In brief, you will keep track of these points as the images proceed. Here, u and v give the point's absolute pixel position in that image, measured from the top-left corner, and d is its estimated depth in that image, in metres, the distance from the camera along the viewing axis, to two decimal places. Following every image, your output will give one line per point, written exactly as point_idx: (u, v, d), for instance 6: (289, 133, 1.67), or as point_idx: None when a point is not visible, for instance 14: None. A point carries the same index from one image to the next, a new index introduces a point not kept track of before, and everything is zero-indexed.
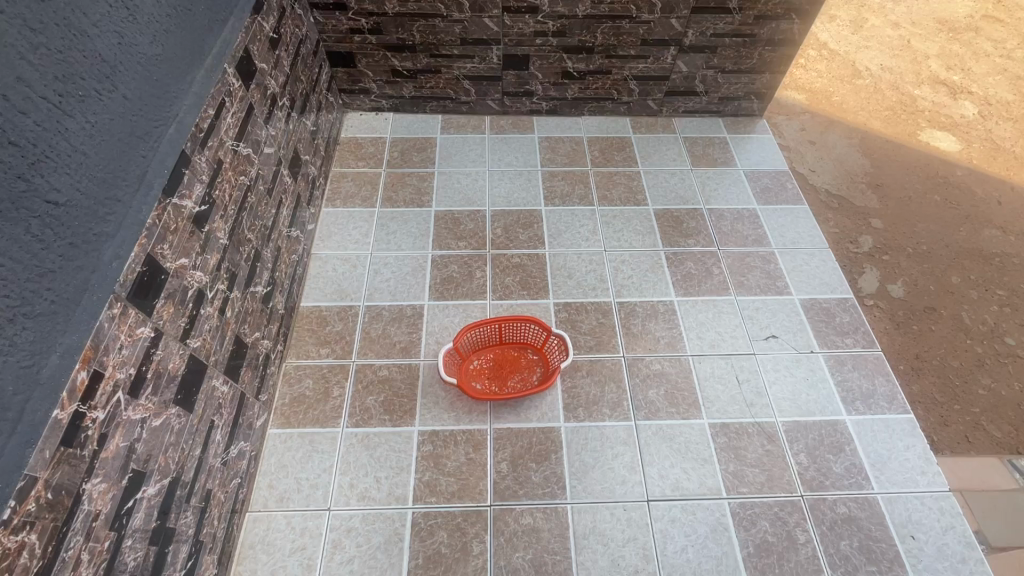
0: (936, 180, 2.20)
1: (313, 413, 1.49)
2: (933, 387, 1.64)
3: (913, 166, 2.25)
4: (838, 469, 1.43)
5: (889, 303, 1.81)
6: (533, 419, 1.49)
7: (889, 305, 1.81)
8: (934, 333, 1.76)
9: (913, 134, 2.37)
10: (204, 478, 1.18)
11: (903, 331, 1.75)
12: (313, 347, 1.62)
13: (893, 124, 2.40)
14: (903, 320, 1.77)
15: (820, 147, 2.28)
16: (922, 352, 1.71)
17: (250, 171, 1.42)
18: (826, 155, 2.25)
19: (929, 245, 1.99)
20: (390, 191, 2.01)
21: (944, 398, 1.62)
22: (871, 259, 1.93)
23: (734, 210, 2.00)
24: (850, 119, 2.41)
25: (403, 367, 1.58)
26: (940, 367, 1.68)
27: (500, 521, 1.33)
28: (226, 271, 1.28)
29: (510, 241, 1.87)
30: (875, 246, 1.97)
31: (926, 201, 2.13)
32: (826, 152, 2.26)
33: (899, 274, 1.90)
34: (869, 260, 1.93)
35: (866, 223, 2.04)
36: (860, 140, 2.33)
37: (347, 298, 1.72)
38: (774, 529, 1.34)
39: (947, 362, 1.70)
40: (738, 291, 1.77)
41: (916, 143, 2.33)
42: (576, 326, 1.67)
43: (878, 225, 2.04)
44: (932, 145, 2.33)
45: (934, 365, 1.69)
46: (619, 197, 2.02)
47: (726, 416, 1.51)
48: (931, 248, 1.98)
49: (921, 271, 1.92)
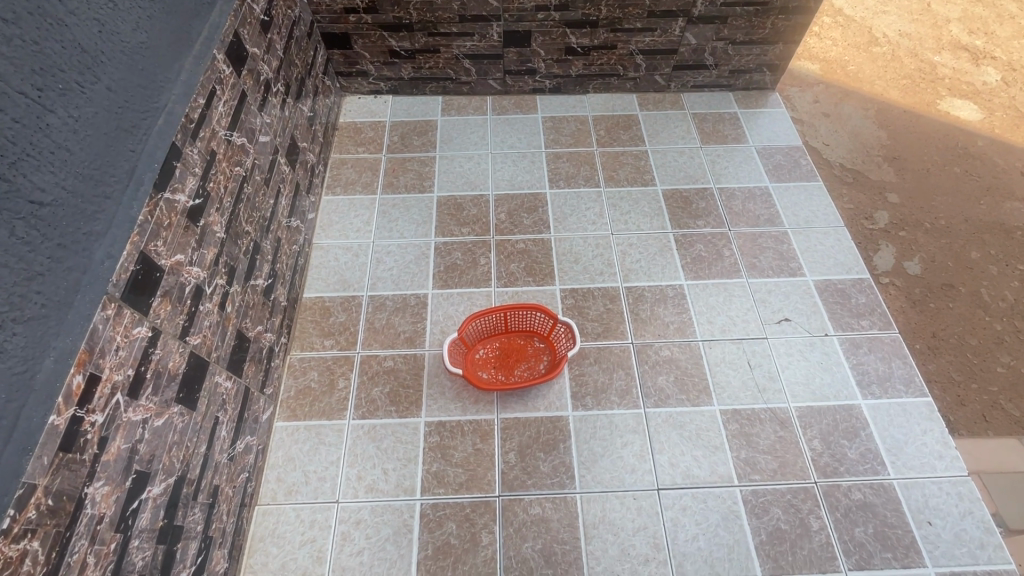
0: (955, 152, 2.12)
1: (319, 406, 1.48)
2: (951, 365, 1.59)
3: (931, 137, 2.16)
4: (852, 455, 1.40)
5: (905, 280, 1.76)
6: (541, 409, 1.46)
7: (905, 283, 1.75)
8: (952, 310, 1.71)
9: (932, 103, 2.27)
10: (211, 474, 1.17)
11: (919, 309, 1.70)
12: (318, 339, 1.60)
13: (911, 94, 2.30)
14: (920, 298, 1.72)
15: (834, 119, 2.19)
16: (939, 330, 1.66)
17: (245, 161, 1.38)
18: (840, 128, 2.16)
19: (947, 219, 1.92)
20: (390, 177, 1.97)
21: (960, 376, 1.57)
22: (887, 234, 1.87)
23: (745, 189, 1.94)
24: (866, 90, 2.31)
25: (408, 358, 1.56)
26: (957, 345, 1.63)
27: (509, 511, 1.32)
28: (224, 265, 1.26)
29: (513, 226, 1.83)
30: (891, 221, 1.90)
31: (944, 173, 2.05)
32: (840, 124, 2.18)
33: (915, 250, 1.84)
34: (884, 236, 1.86)
35: (882, 197, 1.97)
36: (876, 111, 2.23)
37: (349, 288, 1.70)
38: (788, 516, 1.32)
39: (965, 341, 1.65)
40: (750, 274, 1.72)
41: (935, 112, 2.24)
42: (583, 313, 1.63)
43: (895, 200, 1.96)
44: (952, 114, 2.24)
45: (951, 344, 1.64)
46: (626, 177, 1.97)
47: (738, 402, 1.48)
48: (949, 223, 1.91)
49: (939, 247, 1.85)
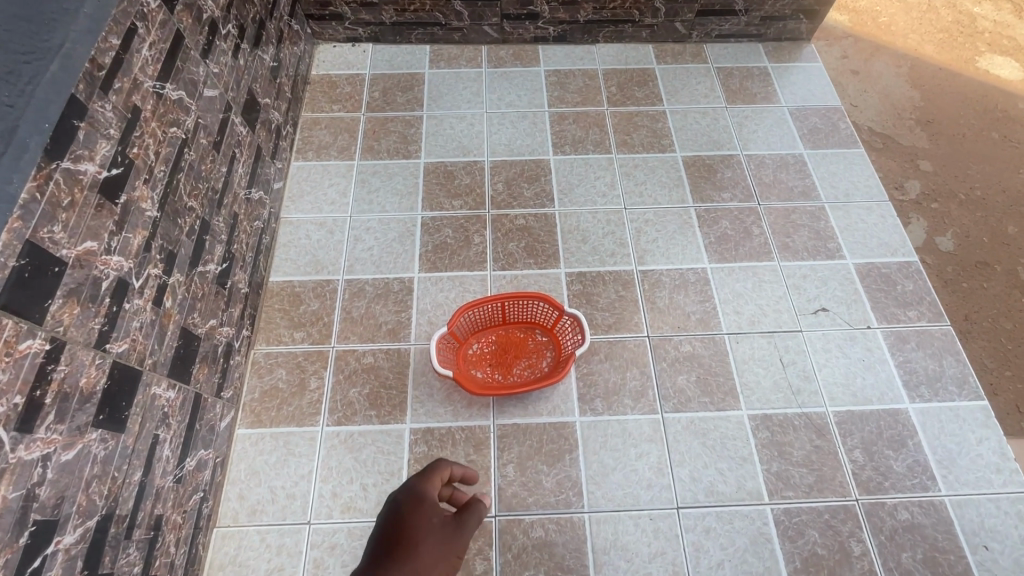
0: (995, 115, 1.87)
1: (288, 410, 1.28)
2: (983, 352, 1.41)
3: (968, 98, 1.91)
4: (899, 468, 1.23)
5: (936, 257, 1.55)
6: (543, 414, 1.27)
7: (936, 261, 1.54)
8: (987, 291, 1.51)
9: (970, 60, 2.00)
10: (152, 504, 0.98)
11: (951, 290, 1.50)
12: (286, 331, 1.39)
13: (948, 49, 2.02)
14: (952, 278, 1.52)
15: (864, 77, 1.93)
16: (971, 313, 1.47)
17: (185, 120, 1.12)
18: (870, 88, 1.90)
19: (983, 189, 1.70)
20: (370, 140, 1.71)
21: (993, 365, 1.39)
22: (919, 207, 1.65)
23: (776, 157, 1.70)
24: (898, 44, 2.03)
25: (391, 354, 1.35)
26: (991, 330, 1.45)
27: (507, 535, 1.15)
28: (160, 251, 1.02)
29: (512, 199, 1.59)
30: (923, 192, 1.68)
31: (982, 139, 1.81)
32: (871, 83, 1.92)
33: (948, 223, 1.62)
34: (915, 208, 1.64)
35: (913, 165, 1.73)
36: (910, 68, 1.96)
37: (322, 271, 1.47)
38: (825, 540, 1.15)
39: (1000, 325, 1.46)
40: (782, 256, 1.50)
41: (973, 70, 1.97)
42: (592, 302, 1.42)
43: (927, 168, 1.73)
44: (991, 73, 1.97)
45: (985, 328, 1.45)
46: (641, 142, 1.72)
47: (769, 406, 1.29)
48: (985, 193, 1.69)
49: (974, 220, 1.64)
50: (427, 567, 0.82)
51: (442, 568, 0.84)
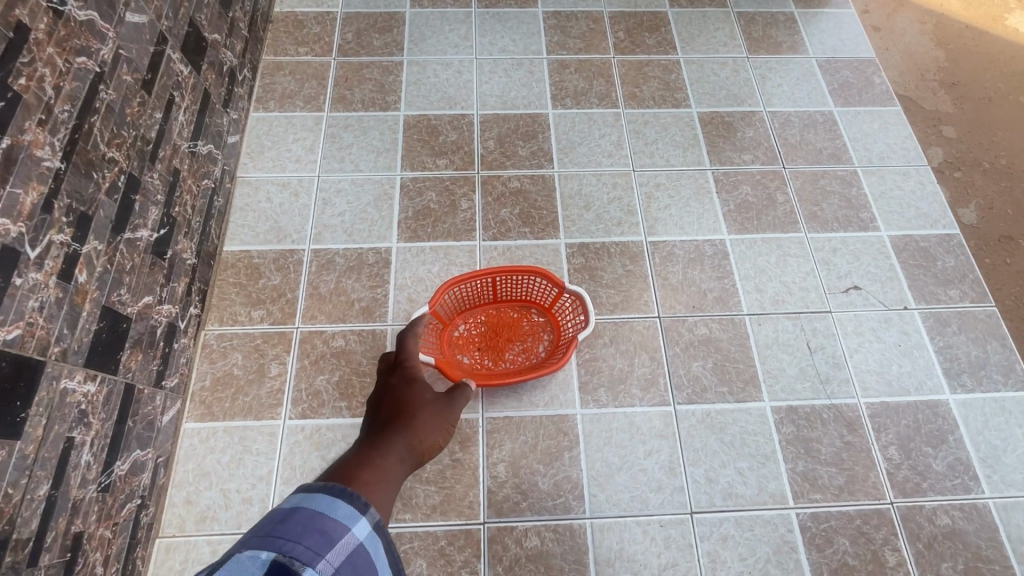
0: None
1: (244, 401, 1.11)
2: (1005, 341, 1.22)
3: (999, 58, 1.64)
4: (939, 467, 1.09)
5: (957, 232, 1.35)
6: (539, 407, 1.11)
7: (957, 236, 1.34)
8: (1011, 272, 1.31)
9: (1001, 17, 1.72)
10: (66, 521, 0.81)
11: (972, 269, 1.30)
12: (243, 309, 1.20)
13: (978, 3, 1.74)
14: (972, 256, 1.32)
15: (885, 34, 1.67)
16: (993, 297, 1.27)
17: (99, 49, 0.90)
18: (891, 45, 1.64)
19: (1012, 159, 1.47)
20: (342, 88, 1.48)
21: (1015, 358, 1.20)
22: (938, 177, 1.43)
23: (803, 114, 1.50)
24: None
25: (364, 336, 1.18)
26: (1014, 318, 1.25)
27: (496, 545, 1.00)
28: (66, 213, 0.82)
29: (505, 158, 1.39)
30: (944, 160, 1.46)
31: (1012, 105, 1.56)
32: (892, 41, 1.66)
33: (970, 196, 1.41)
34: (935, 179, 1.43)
35: (935, 131, 1.51)
36: (936, 24, 1.69)
37: (285, 240, 1.28)
38: (857, 549, 1.02)
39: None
40: (810, 227, 1.33)
41: (1005, 28, 1.70)
42: (596, 277, 1.25)
43: (949, 133, 1.51)
44: None
45: (1008, 315, 1.25)
46: (652, 95, 1.51)
47: (794, 396, 1.14)
48: (1014, 164, 1.46)
49: (999, 192, 1.42)
50: (427, 433, 0.87)
51: (439, 435, 0.90)
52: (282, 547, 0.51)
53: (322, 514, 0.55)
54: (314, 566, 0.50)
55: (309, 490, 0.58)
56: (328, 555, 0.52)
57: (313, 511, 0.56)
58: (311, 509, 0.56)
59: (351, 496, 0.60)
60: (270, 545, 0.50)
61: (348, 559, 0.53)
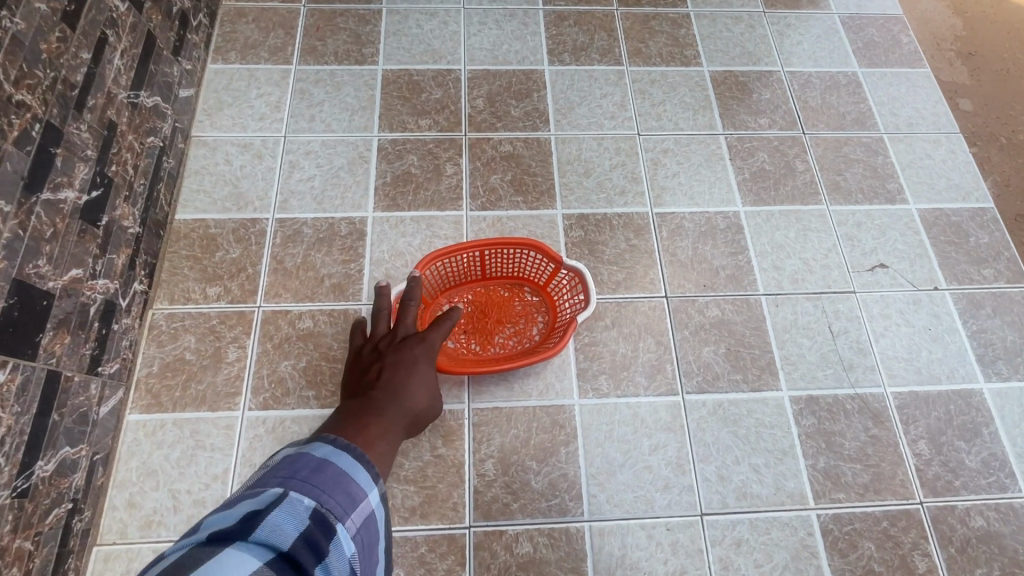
0: None
1: (197, 389, 0.98)
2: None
3: None
4: (972, 463, 0.99)
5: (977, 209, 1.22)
6: (532, 396, 0.99)
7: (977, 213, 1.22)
8: None
9: None
10: None
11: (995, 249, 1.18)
12: (197, 286, 1.06)
13: None
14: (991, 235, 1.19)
15: None
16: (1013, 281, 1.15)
17: None
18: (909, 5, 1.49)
19: None
20: (312, 38, 1.32)
21: None
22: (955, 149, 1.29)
23: (825, 75, 1.36)
24: None
25: (336, 316, 1.04)
26: None
27: (484, 552, 0.89)
28: None
29: (496, 119, 1.24)
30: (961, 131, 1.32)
31: None
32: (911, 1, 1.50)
33: (988, 170, 1.27)
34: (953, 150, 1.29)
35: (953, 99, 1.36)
36: None
37: (247, 208, 1.13)
38: (883, 554, 0.92)
39: None
40: (832, 199, 1.21)
41: None
42: (596, 252, 1.12)
43: (968, 103, 1.36)
44: None
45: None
46: (659, 52, 1.36)
47: (815, 385, 1.03)
48: None
49: (1019, 168, 1.28)
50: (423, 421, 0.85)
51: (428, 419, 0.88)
52: (318, 498, 0.55)
53: (348, 473, 0.60)
54: (344, 522, 0.55)
55: (337, 447, 0.63)
56: (352, 516, 0.57)
57: (340, 469, 0.60)
58: (339, 466, 0.61)
59: (370, 458, 0.65)
60: (309, 493, 0.55)
61: (365, 522, 0.58)
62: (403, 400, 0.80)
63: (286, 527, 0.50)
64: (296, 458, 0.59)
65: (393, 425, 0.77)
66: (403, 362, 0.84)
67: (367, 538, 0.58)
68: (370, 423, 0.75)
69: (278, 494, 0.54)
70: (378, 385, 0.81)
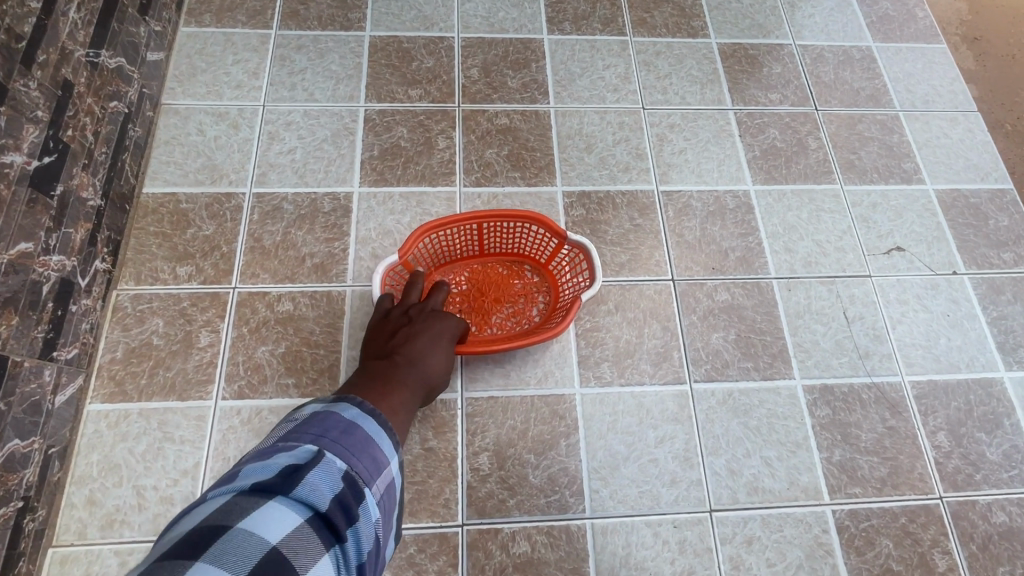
0: None
1: (166, 377, 0.90)
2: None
3: None
4: (993, 456, 0.94)
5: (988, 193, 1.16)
6: (530, 385, 0.92)
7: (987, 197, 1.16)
8: None
9: None
10: None
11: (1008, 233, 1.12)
12: (166, 265, 0.97)
13: None
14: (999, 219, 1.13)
15: None
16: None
17: None
18: None
19: None
20: (293, 2, 1.22)
21: None
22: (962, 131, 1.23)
23: (838, 49, 1.29)
24: None
25: (318, 299, 0.96)
26: None
27: (478, 552, 0.82)
28: None
29: (491, 90, 1.16)
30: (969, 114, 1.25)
31: None
32: None
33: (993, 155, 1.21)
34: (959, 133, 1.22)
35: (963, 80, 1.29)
36: None
37: (221, 182, 1.04)
38: (901, 552, 0.87)
39: None
40: (845, 178, 1.14)
41: None
42: (598, 232, 1.05)
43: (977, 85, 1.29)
44: None
45: None
46: (665, 22, 1.28)
47: (830, 374, 0.97)
48: None
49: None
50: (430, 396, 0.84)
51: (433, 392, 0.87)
52: (349, 461, 0.55)
53: (375, 439, 0.60)
54: (371, 487, 0.55)
55: (365, 410, 0.62)
56: (377, 483, 0.57)
57: (368, 433, 0.59)
58: (366, 430, 0.60)
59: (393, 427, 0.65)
60: (341, 455, 0.55)
61: (387, 490, 0.58)
62: (423, 374, 0.78)
63: (324, 485, 0.50)
64: (328, 417, 0.58)
65: (410, 396, 0.76)
66: (430, 334, 0.81)
67: (389, 504, 0.58)
68: (392, 392, 0.73)
69: (314, 452, 0.53)
70: (401, 352, 0.78)
